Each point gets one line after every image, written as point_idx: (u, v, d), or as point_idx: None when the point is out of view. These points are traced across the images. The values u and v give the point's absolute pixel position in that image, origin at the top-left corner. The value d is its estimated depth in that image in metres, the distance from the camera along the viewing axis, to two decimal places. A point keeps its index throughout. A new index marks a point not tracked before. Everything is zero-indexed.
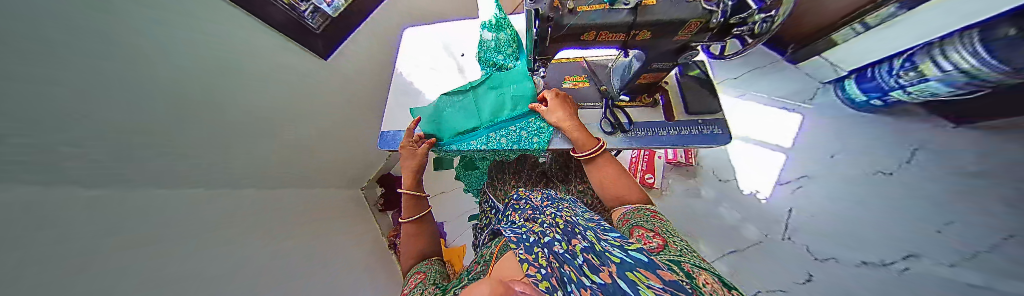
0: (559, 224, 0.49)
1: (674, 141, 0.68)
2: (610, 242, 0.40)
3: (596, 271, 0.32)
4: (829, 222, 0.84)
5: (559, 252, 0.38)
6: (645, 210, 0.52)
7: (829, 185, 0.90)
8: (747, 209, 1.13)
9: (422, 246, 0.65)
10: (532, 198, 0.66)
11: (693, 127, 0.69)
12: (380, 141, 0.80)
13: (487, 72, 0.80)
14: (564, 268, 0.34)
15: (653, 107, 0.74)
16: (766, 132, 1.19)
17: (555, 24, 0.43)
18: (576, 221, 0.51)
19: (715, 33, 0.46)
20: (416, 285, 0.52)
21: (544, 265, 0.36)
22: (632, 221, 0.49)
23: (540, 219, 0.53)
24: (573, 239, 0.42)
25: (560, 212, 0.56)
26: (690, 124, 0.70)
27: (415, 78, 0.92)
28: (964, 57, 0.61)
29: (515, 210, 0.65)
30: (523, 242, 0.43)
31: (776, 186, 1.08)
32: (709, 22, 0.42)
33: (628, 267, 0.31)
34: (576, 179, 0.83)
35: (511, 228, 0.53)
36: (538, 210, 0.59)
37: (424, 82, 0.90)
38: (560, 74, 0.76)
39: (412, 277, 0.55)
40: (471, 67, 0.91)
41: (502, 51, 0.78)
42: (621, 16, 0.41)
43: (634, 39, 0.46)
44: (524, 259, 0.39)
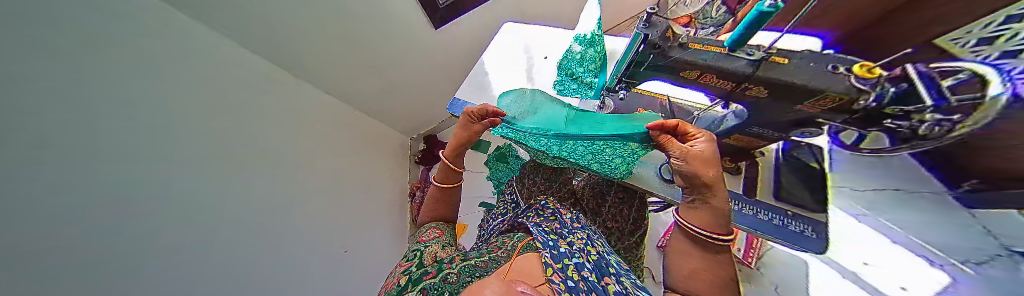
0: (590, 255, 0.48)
1: (750, 224, 0.59)
2: None
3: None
4: None
5: (592, 282, 0.41)
6: None
7: None
8: None
9: (440, 209, 0.69)
10: (561, 212, 0.65)
11: (780, 217, 0.59)
12: (451, 104, 0.94)
13: (562, 80, 0.82)
14: None
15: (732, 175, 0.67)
16: (876, 274, 0.90)
17: (659, 53, 0.43)
18: (604, 257, 0.53)
19: (855, 118, 0.40)
20: (435, 237, 0.58)
21: (572, 279, 0.41)
22: None
23: (568, 239, 0.53)
24: (605, 277, 0.45)
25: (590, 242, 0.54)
26: (777, 211, 0.59)
27: (495, 65, 1.02)
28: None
29: (540, 216, 0.65)
30: (550, 249, 0.47)
31: None
32: (855, 104, 0.37)
33: None
34: (606, 215, 0.79)
35: (538, 229, 0.56)
36: (567, 229, 0.58)
37: (502, 71, 0.99)
38: (636, 105, 0.72)
39: (430, 229, 0.62)
40: (548, 71, 0.95)
41: (583, 65, 0.74)
42: (740, 64, 0.38)
43: (744, 91, 0.43)
44: (555, 273, 0.41)
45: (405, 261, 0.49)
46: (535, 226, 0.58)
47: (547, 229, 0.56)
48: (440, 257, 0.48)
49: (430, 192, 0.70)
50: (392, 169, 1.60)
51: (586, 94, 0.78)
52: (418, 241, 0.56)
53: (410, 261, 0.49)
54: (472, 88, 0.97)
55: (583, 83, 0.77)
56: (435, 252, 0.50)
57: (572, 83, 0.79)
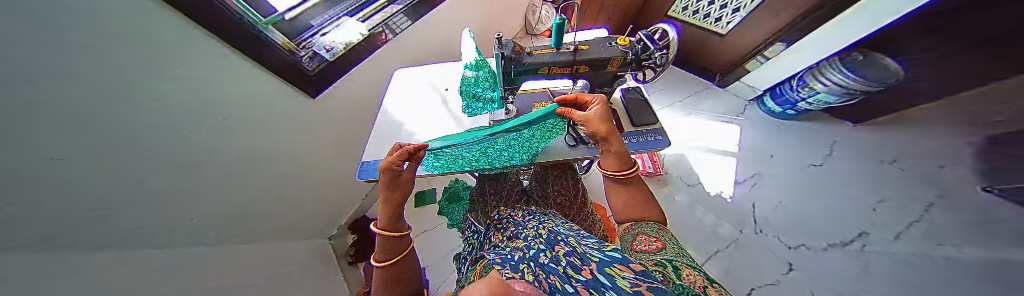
0: (545, 237, 0.55)
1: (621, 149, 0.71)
2: (591, 246, 0.46)
3: (578, 270, 0.38)
4: (788, 208, 1.30)
5: (546, 264, 0.43)
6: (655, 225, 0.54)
7: (780, 182, 1.39)
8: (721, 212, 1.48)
9: (394, 288, 0.59)
10: (514, 215, 0.72)
11: (636, 136, 0.73)
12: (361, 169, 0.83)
13: (467, 103, 0.91)
14: (549, 277, 0.38)
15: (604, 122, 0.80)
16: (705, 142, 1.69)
17: (516, 63, 0.57)
18: (557, 230, 0.58)
19: (632, 66, 0.60)
20: None
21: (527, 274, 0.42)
22: (636, 229, 0.55)
23: (524, 235, 0.59)
24: (557, 246, 0.49)
25: (541, 224, 0.62)
26: (636, 133, 0.74)
27: (402, 112, 1.02)
28: (840, 80, 1.17)
29: (499, 229, 0.69)
30: (508, 263, 0.47)
31: (737, 185, 1.50)
32: (626, 58, 0.58)
33: (608, 265, 0.37)
34: (552, 195, 0.88)
35: (495, 252, 0.56)
36: (521, 226, 0.64)
37: (412, 115, 1.00)
38: (529, 102, 0.88)
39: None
40: (454, 98, 1.03)
41: (480, 86, 0.88)
42: (564, 54, 0.57)
43: (578, 71, 0.61)
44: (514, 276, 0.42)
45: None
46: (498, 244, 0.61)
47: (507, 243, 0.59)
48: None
49: (376, 276, 0.61)
50: (323, 277, 1.26)
51: (491, 107, 0.89)
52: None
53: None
54: (383, 142, 0.91)
55: (485, 99, 0.89)
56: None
57: (476, 102, 0.89)
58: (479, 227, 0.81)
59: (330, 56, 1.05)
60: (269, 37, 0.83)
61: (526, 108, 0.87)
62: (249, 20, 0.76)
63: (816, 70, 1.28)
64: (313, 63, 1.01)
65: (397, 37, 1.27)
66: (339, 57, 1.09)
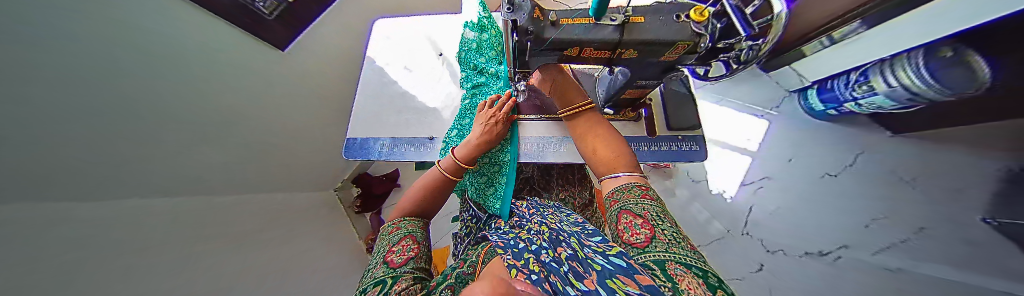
0: (546, 231, 0.47)
1: (654, 157, 0.60)
2: (593, 248, 0.37)
3: (581, 279, 0.28)
4: (772, 186, 1.22)
5: (546, 263, 0.35)
6: (635, 189, 0.43)
7: (768, 165, 1.27)
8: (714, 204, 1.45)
9: (434, 198, 0.62)
10: (518, 205, 0.61)
11: (671, 143, 0.61)
12: (346, 148, 0.77)
13: (468, 75, 0.72)
14: (550, 276, 0.31)
15: (634, 122, 0.64)
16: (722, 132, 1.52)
17: (535, 39, 0.37)
18: (561, 229, 0.48)
19: (701, 56, 0.40)
20: (409, 257, 0.47)
21: (535, 271, 0.33)
22: (619, 203, 0.42)
23: (525, 226, 0.51)
24: (559, 247, 0.40)
25: (546, 216, 0.53)
26: (668, 139, 0.61)
27: (390, 72, 0.89)
28: (909, 76, 0.69)
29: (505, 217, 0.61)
30: (510, 248, 0.40)
31: (741, 186, 1.35)
32: (698, 47, 0.36)
33: (608, 274, 0.27)
34: (557, 188, 0.76)
35: (496, 234, 0.50)
36: (524, 219, 0.54)
37: (407, 78, 0.88)
38: None
39: (401, 241, 0.51)
40: (452, 66, 0.91)
41: (484, 53, 0.69)
42: (607, 32, 0.35)
43: (620, 57, 0.40)
44: (511, 265, 0.36)
45: (373, 288, 0.39)
46: (495, 231, 0.54)
47: (508, 227, 0.53)
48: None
49: (424, 180, 0.64)
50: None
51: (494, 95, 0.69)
52: (388, 267, 0.43)
53: (371, 292, 0.38)
54: (369, 117, 0.81)
55: (490, 73, 0.70)
56: (407, 286, 0.38)
57: (479, 76, 0.70)
58: (477, 212, 0.72)
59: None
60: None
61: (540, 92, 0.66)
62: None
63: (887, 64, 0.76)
64: (267, 4, 0.92)
65: None
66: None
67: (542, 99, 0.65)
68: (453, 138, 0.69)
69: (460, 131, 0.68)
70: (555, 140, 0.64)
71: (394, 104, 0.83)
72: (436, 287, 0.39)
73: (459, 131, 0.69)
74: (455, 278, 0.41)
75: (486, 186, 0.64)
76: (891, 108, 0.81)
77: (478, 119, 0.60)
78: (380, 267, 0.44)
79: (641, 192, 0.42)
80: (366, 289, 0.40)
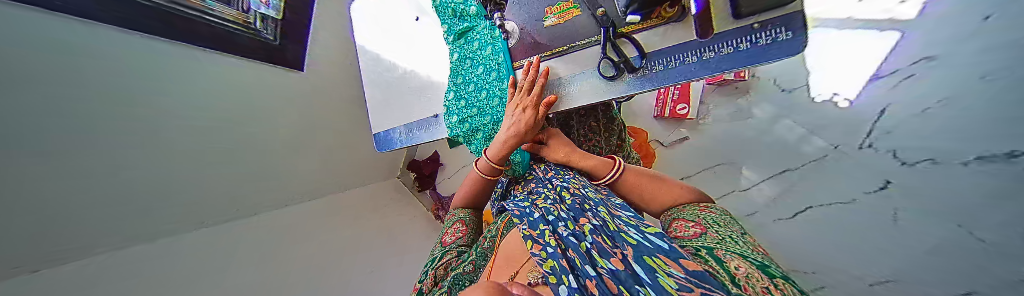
0: (566, 198, 0.41)
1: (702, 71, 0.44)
2: (624, 221, 0.34)
3: (606, 255, 0.27)
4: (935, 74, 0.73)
5: (564, 235, 0.32)
6: (693, 205, 0.41)
7: None
8: (817, 117, 0.99)
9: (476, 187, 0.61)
10: (536, 169, 0.55)
11: (732, 41, 0.42)
12: (377, 142, 0.84)
13: (449, 25, 0.63)
14: (569, 252, 0.29)
15: (677, 23, 0.44)
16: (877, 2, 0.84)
17: None
18: (585, 195, 0.41)
19: None
20: (457, 237, 0.50)
21: (551, 243, 0.30)
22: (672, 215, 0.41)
23: (542, 192, 0.46)
24: (581, 217, 0.35)
25: (568, 179, 0.47)
26: (729, 36, 0.42)
27: (383, 56, 0.83)
28: None
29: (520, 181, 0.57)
30: (527, 218, 0.38)
31: (872, 82, 0.84)
32: None
33: (645, 250, 0.26)
34: (578, 139, 0.65)
35: (513, 202, 0.46)
36: (542, 184, 0.49)
37: (397, 58, 0.81)
38: (538, 8, 0.50)
39: (453, 225, 0.55)
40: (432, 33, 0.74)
41: None
42: None
43: None
44: (527, 236, 0.34)
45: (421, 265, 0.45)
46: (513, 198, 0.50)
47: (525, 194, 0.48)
48: (439, 276, 0.39)
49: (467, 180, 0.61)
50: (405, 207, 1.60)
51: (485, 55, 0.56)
52: (441, 246, 0.49)
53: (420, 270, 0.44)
54: (381, 107, 0.83)
55: (472, 15, 0.59)
56: (448, 261, 0.42)
57: (461, 22, 0.60)
58: (500, 177, 0.69)
59: (273, 13, 0.91)
60: (217, 21, 0.74)
61: (533, 23, 0.51)
62: (188, 12, 0.67)
63: None
64: (270, 30, 0.90)
65: None
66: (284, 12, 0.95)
67: (540, 30, 0.50)
68: (454, 104, 0.62)
69: (456, 95, 0.63)
70: (560, 80, 0.50)
71: (394, 88, 0.80)
72: (459, 263, 0.40)
73: (455, 91, 0.63)
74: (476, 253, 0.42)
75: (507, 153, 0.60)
76: None
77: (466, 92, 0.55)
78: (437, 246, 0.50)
79: (696, 207, 0.40)
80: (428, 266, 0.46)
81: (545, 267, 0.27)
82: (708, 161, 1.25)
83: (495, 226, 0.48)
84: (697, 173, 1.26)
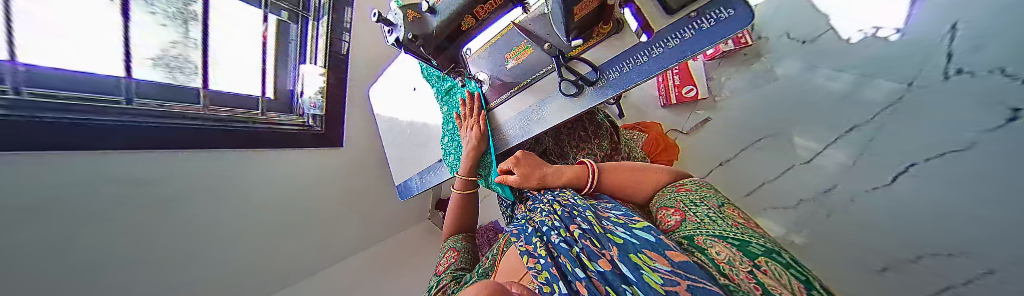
0: (558, 207, 0.42)
1: (661, 64, 0.45)
2: (613, 220, 0.33)
3: (596, 258, 0.27)
4: None
5: (556, 243, 0.32)
6: (675, 187, 0.38)
7: None
8: (864, 59, 0.83)
9: (465, 216, 0.65)
10: (533, 185, 0.57)
11: (681, 33, 0.43)
12: (399, 191, 0.96)
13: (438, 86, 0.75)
14: (561, 259, 0.30)
15: (617, 35, 0.48)
16: None
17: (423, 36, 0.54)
18: (575, 201, 0.41)
19: None
20: (448, 264, 0.51)
21: (545, 255, 0.32)
22: (658, 202, 0.38)
23: (538, 207, 0.47)
24: (573, 224, 0.35)
25: (560, 190, 0.48)
26: (674, 30, 0.44)
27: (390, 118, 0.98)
28: None
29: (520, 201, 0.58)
30: (523, 234, 0.39)
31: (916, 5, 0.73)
32: None
33: (631, 248, 0.26)
34: (572, 151, 0.66)
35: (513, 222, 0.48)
36: (538, 200, 0.50)
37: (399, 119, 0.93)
38: (499, 56, 0.58)
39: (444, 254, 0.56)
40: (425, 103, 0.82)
41: None
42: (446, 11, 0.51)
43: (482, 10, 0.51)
44: (524, 251, 0.35)
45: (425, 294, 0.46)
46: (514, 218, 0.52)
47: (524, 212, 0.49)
48: None
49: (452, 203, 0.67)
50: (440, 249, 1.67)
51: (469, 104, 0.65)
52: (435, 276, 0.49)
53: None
54: (395, 161, 0.97)
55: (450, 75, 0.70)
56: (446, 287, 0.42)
57: (445, 82, 0.72)
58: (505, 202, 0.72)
59: (318, 111, 1.20)
60: (285, 127, 1.08)
61: (497, 70, 0.59)
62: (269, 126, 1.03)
63: None
64: (315, 122, 1.21)
65: (349, 44, 1.27)
66: (327, 108, 1.22)
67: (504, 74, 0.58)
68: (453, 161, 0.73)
69: (451, 137, 0.73)
70: (533, 107, 0.55)
71: (401, 144, 0.94)
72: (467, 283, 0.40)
73: (450, 137, 0.73)
74: (480, 275, 0.43)
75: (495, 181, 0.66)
76: None
77: (461, 131, 0.65)
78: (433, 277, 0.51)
79: (678, 187, 0.38)
80: None
81: (540, 279, 0.29)
82: (745, 138, 1.09)
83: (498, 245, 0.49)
84: (736, 155, 1.11)
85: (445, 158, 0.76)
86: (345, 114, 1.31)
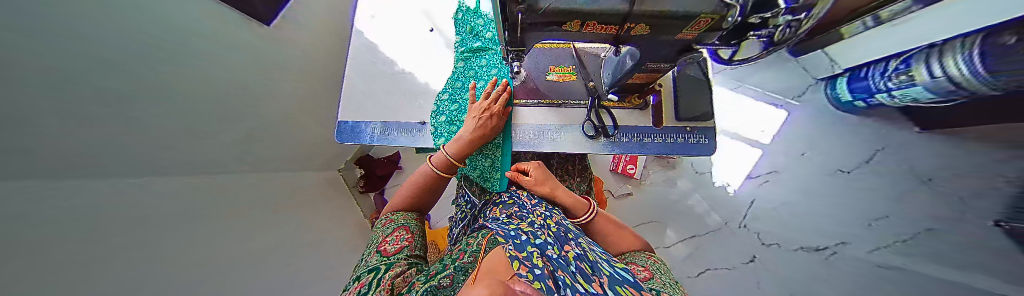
0: (551, 225, 0.43)
1: (659, 150, 0.55)
2: (598, 254, 0.38)
3: (588, 281, 0.29)
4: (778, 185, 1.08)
5: (551, 257, 0.33)
6: (642, 253, 0.49)
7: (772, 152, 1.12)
8: (715, 199, 1.29)
9: (428, 195, 0.58)
10: (518, 193, 0.58)
11: (679, 135, 0.56)
12: (337, 131, 0.73)
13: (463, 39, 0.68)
14: (557, 272, 0.29)
15: (642, 110, 0.58)
16: (750, 129, 1.22)
17: (527, 9, 0.30)
18: (567, 225, 0.45)
19: (726, 33, 0.33)
20: (402, 246, 0.44)
21: (538, 265, 0.30)
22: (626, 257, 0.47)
23: (524, 216, 0.47)
24: (567, 244, 0.38)
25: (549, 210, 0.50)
26: (676, 131, 0.56)
27: (380, 39, 0.81)
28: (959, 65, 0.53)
29: (498, 204, 0.57)
30: (513, 238, 0.37)
31: (747, 179, 1.18)
32: (723, 20, 0.30)
33: (618, 281, 0.29)
34: (554, 178, 0.70)
35: (496, 222, 0.46)
36: (524, 207, 0.51)
37: (395, 47, 0.80)
38: (544, 64, 0.59)
39: (394, 232, 0.48)
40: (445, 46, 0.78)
41: (481, 16, 0.67)
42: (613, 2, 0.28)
43: (628, 32, 0.33)
44: (513, 255, 0.33)
45: (366, 274, 0.37)
46: (492, 219, 0.50)
47: (507, 217, 0.48)
48: (399, 288, 0.34)
49: (418, 178, 0.57)
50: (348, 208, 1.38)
51: (490, 75, 0.63)
52: (381, 255, 0.42)
53: (364, 279, 0.37)
54: (358, 87, 0.76)
55: (486, 38, 0.67)
56: (403, 273, 0.37)
57: (474, 40, 0.67)
58: (472, 198, 0.69)
59: None
60: None
61: (538, 74, 0.59)
62: None
63: (934, 51, 0.59)
64: None
65: None
66: None
67: (541, 81, 0.59)
68: (443, 123, 0.65)
69: (453, 100, 0.66)
70: (555, 126, 0.57)
71: (379, 72, 0.76)
72: (434, 276, 0.36)
73: (451, 92, 0.67)
74: (454, 267, 0.38)
75: (482, 173, 0.62)
76: (928, 102, 0.65)
77: (469, 113, 0.55)
78: (373, 256, 0.42)
79: (646, 254, 0.48)
80: (358, 276, 0.38)
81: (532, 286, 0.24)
82: (642, 218, 1.46)
83: (476, 240, 0.47)
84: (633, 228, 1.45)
85: (435, 117, 0.67)
86: None
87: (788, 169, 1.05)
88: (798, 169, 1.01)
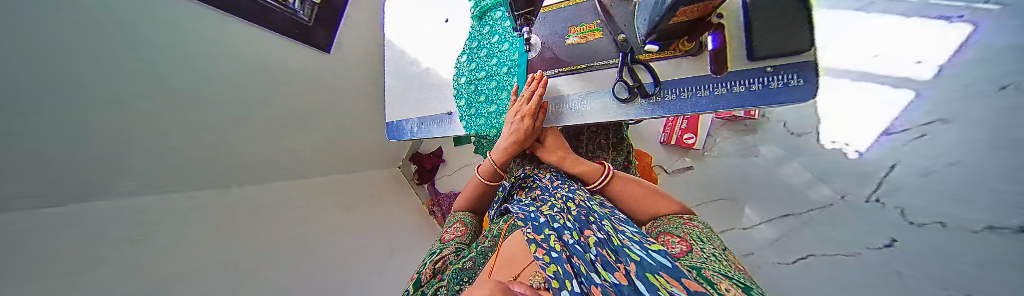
0: (571, 208, 0.40)
1: (715, 105, 0.45)
2: (628, 235, 0.34)
3: (611, 268, 0.27)
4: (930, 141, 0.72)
5: (570, 243, 0.31)
6: (677, 217, 0.41)
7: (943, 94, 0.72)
8: (825, 166, 0.97)
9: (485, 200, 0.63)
10: (541, 175, 0.55)
11: (748, 82, 0.43)
12: (387, 129, 0.85)
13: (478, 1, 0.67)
14: (574, 259, 0.28)
15: (690, 58, 0.48)
16: (888, 60, 0.85)
17: None
18: (590, 206, 0.41)
19: None
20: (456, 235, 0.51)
21: (558, 250, 0.30)
22: (659, 227, 0.41)
23: (547, 198, 0.45)
24: (587, 229, 0.34)
25: (573, 191, 0.46)
26: (743, 76, 0.43)
27: (404, 31, 0.86)
28: None
29: (523, 187, 0.57)
30: (532, 221, 0.36)
31: (882, 136, 0.83)
32: None
33: (648, 267, 0.25)
34: (587, 154, 0.65)
35: (518, 205, 0.45)
36: (547, 190, 0.48)
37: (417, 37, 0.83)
38: (561, 27, 0.54)
39: (453, 225, 0.55)
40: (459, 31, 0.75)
41: None
42: None
43: None
44: (532, 239, 0.33)
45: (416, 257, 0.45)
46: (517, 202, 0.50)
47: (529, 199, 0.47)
48: (439, 269, 0.39)
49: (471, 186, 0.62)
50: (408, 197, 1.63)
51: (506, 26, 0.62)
52: (440, 242, 0.49)
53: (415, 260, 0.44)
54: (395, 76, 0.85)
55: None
56: (445, 256, 0.42)
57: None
58: (503, 180, 0.71)
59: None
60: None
61: (556, 40, 0.54)
62: None
63: None
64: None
65: None
66: None
67: (561, 47, 0.53)
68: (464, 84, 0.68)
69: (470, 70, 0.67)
70: (578, 96, 0.52)
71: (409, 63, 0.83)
72: (460, 259, 0.40)
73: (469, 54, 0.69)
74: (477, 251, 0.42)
75: None
76: None
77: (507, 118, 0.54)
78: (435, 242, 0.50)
79: (682, 219, 0.40)
80: None
81: (549, 271, 0.27)
82: (711, 194, 1.23)
83: (497, 225, 0.48)
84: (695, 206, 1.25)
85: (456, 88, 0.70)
86: (341, 18, 1.07)
87: (972, 116, 0.65)
88: (988, 114, 0.62)
